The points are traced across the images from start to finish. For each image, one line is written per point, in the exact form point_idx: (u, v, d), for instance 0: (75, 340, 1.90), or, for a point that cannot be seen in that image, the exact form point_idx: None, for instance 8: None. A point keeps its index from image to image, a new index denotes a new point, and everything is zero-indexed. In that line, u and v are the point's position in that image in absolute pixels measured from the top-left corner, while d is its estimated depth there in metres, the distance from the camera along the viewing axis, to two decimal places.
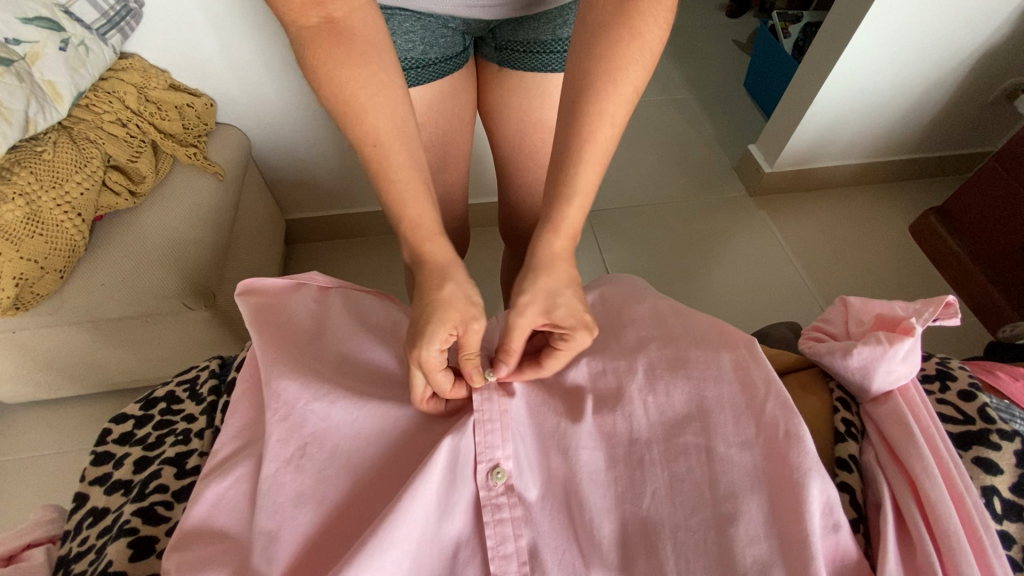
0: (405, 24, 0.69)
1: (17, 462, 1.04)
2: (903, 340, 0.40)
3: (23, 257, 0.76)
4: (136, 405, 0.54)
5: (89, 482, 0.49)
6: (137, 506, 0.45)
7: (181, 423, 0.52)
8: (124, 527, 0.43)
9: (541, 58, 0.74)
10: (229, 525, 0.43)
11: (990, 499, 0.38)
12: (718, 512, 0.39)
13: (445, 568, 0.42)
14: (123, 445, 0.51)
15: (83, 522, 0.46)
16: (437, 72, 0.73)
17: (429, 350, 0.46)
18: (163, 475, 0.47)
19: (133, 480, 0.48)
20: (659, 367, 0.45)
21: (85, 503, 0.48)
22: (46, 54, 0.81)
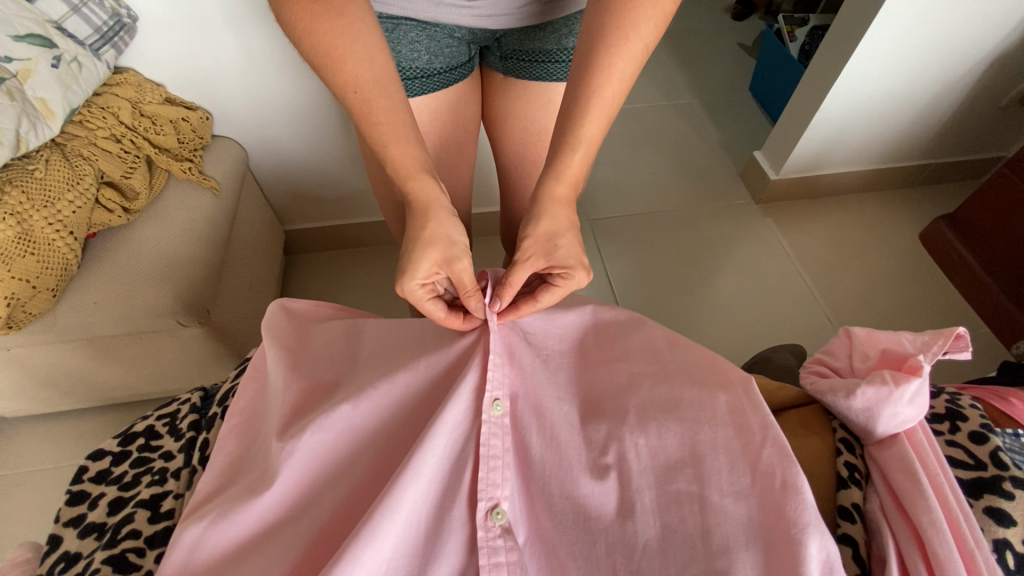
0: (411, 34, 0.65)
1: (17, 476, 1.04)
2: (909, 382, 0.38)
3: (15, 277, 0.76)
4: (114, 441, 0.53)
5: (62, 523, 0.48)
6: (108, 554, 0.43)
7: (158, 461, 0.51)
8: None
9: (548, 68, 0.70)
10: (209, 564, 0.42)
11: (1002, 554, 0.35)
12: (709, 568, 0.36)
13: None
14: (99, 484, 0.50)
15: (55, 567, 0.45)
16: (442, 82, 0.69)
17: (412, 284, 0.50)
18: (136, 519, 0.46)
19: (106, 523, 0.47)
20: (651, 408, 0.44)
21: (58, 545, 0.46)
22: (38, 71, 0.80)
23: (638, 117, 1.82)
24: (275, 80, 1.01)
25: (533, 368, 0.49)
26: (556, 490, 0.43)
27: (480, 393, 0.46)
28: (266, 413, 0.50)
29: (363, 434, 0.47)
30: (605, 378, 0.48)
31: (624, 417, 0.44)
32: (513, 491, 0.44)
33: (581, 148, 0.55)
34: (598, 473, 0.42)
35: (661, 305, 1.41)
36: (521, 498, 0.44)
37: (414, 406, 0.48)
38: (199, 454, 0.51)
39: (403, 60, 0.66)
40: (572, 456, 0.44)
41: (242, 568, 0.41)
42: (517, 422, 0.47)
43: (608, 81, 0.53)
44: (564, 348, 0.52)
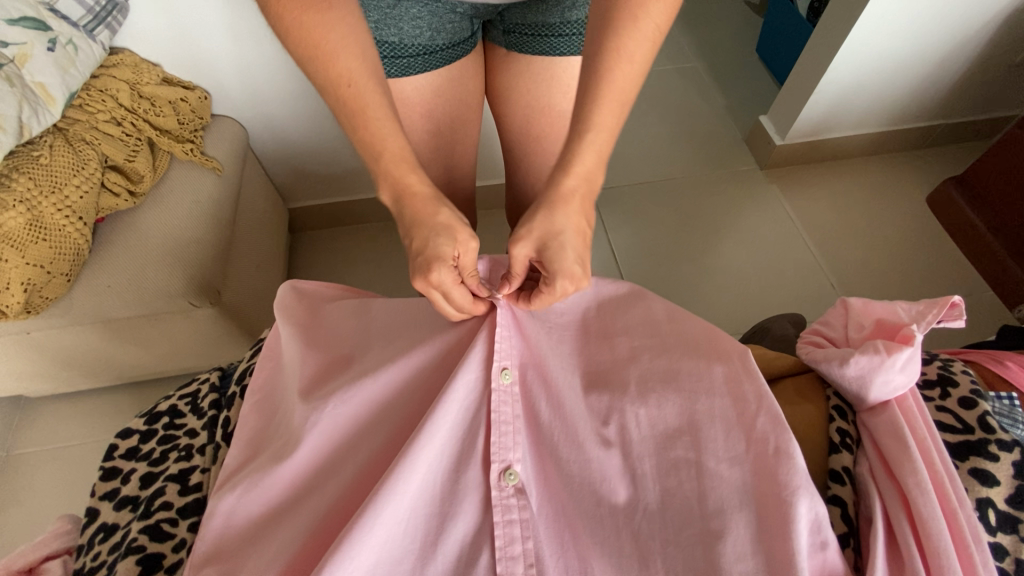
0: (412, 10, 0.63)
1: (47, 452, 1.12)
2: (901, 350, 0.39)
3: (29, 263, 0.78)
4: (139, 420, 0.56)
5: (98, 497, 0.50)
6: (144, 524, 0.46)
7: (183, 438, 0.53)
8: (131, 545, 0.45)
9: (549, 42, 0.69)
10: (243, 526, 0.45)
11: (984, 512, 0.37)
12: (705, 528, 0.39)
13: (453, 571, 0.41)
14: (129, 460, 0.53)
15: (94, 537, 0.47)
16: (444, 58, 0.69)
17: (443, 272, 0.47)
18: (167, 492, 0.49)
19: (140, 496, 0.50)
20: (650, 380, 0.46)
21: (96, 517, 0.49)
22: (34, 55, 0.80)
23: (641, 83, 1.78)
24: (272, 57, 1.00)
25: (539, 342, 0.50)
26: (567, 446, 0.45)
27: (488, 364, 0.48)
28: (283, 389, 0.52)
29: (379, 406, 0.49)
30: (607, 352, 0.50)
31: (626, 387, 0.46)
32: (524, 453, 0.46)
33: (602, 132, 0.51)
34: (602, 442, 0.44)
35: (664, 274, 1.42)
36: (533, 462, 0.46)
37: (426, 380, 0.50)
38: (222, 431, 0.53)
39: (404, 37, 0.65)
40: (577, 424, 0.45)
41: (271, 532, 0.44)
42: (527, 389, 0.48)
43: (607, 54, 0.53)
44: (567, 323, 0.53)
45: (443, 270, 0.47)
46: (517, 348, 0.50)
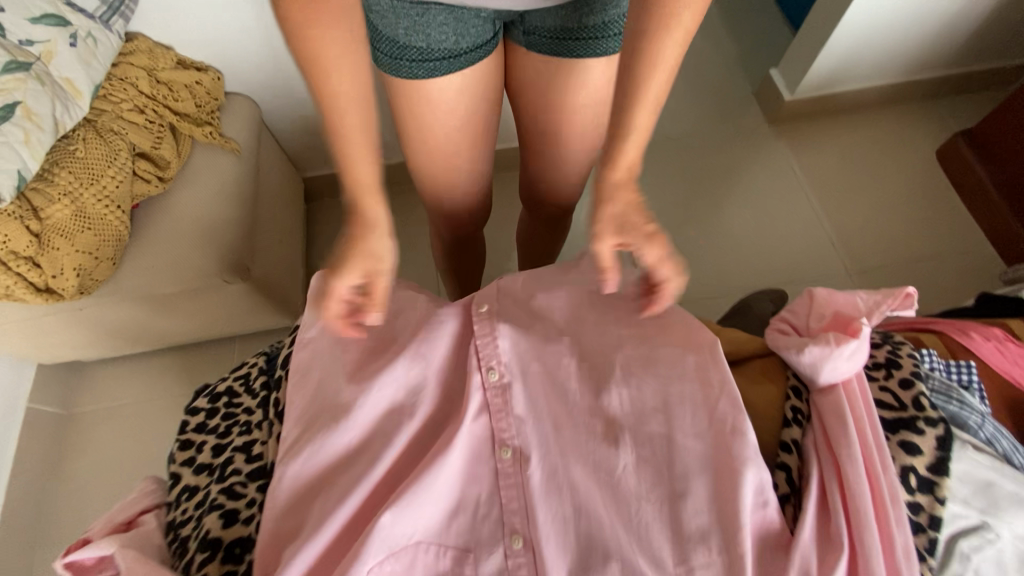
0: (440, 17, 0.62)
1: (110, 409, 1.26)
2: (848, 342, 0.46)
3: (78, 250, 0.85)
4: (204, 400, 0.64)
5: (179, 464, 0.59)
6: (221, 485, 0.55)
7: (242, 415, 0.61)
8: (213, 503, 0.53)
9: (568, 45, 0.69)
10: (295, 489, 0.51)
11: (907, 476, 0.44)
12: (672, 490, 0.47)
13: (468, 521, 0.51)
14: (200, 434, 0.61)
15: (181, 496, 0.57)
16: (469, 61, 0.68)
17: (340, 281, 0.54)
18: (236, 460, 0.57)
19: (213, 463, 0.58)
20: (633, 366, 0.53)
21: (181, 480, 0.58)
22: (58, 52, 0.84)
23: None
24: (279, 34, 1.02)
25: (534, 339, 0.57)
26: (564, 418, 0.53)
27: (479, 368, 0.56)
28: (317, 369, 0.58)
29: (400, 389, 0.55)
30: (592, 342, 0.57)
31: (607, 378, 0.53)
32: (528, 432, 0.53)
33: (634, 138, 0.56)
34: (585, 416, 0.52)
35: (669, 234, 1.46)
36: (540, 434, 0.53)
37: (437, 372, 0.57)
38: (273, 408, 0.60)
39: (432, 43, 0.64)
40: (568, 403, 0.54)
41: (322, 495, 0.51)
42: (523, 376, 0.56)
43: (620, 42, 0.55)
44: (562, 310, 0.61)
45: (341, 284, 0.55)
46: (510, 346, 0.57)
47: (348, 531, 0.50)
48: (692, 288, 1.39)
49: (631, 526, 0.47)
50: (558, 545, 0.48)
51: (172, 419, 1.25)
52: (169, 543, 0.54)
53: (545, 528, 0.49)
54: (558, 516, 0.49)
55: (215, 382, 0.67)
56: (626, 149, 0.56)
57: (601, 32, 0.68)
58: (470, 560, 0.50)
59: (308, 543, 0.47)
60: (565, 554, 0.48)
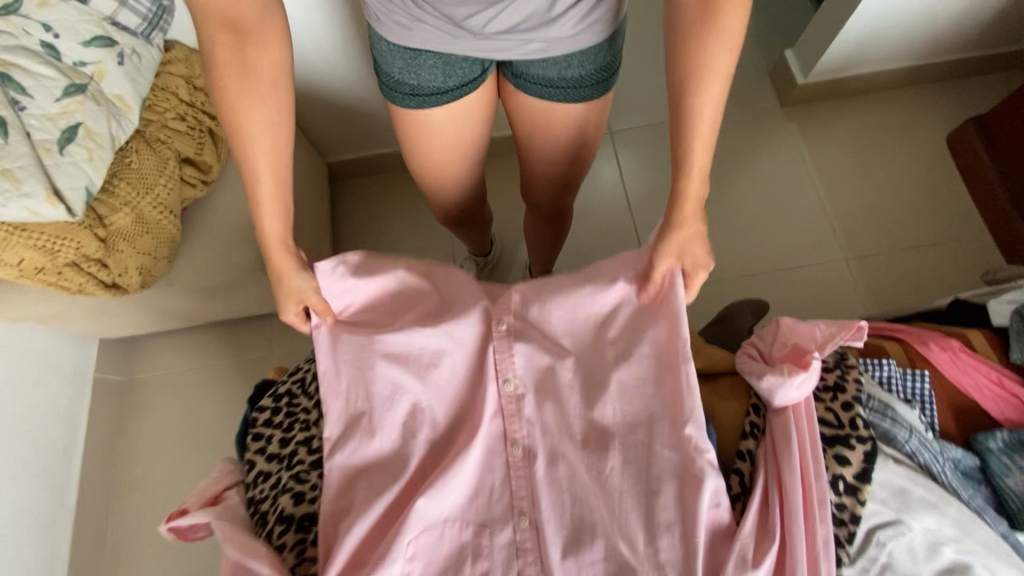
0: (429, 62, 0.72)
1: (164, 377, 1.41)
2: (797, 374, 0.56)
3: (141, 252, 0.97)
4: (269, 398, 0.74)
5: (253, 452, 0.69)
6: (291, 473, 0.66)
7: (302, 414, 0.71)
8: (284, 486, 0.65)
9: (548, 90, 0.76)
10: (344, 478, 0.64)
11: (835, 481, 0.55)
12: (648, 488, 0.59)
13: (485, 503, 0.64)
14: (267, 427, 0.71)
15: (256, 478, 0.68)
16: (458, 95, 0.78)
17: (289, 314, 0.70)
18: (300, 452, 0.68)
19: (281, 453, 0.69)
20: (626, 386, 0.63)
21: (255, 465, 0.69)
22: (109, 71, 0.92)
23: None
24: None
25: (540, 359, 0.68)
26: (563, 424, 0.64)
27: (497, 379, 0.67)
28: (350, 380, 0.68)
29: (428, 394, 0.67)
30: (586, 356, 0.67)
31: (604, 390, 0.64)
32: (534, 434, 0.65)
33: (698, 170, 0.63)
34: (580, 422, 0.64)
35: None
36: (543, 436, 0.65)
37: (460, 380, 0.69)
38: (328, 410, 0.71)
39: (423, 82, 0.75)
40: (567, 410, 0.65)
41: (366, 482, 0.63)
42: (529, 389, 0.67)
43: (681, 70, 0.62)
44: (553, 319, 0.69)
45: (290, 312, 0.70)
46: (523, 361, 0.67)
47: (389, 510, 0.62)
48: None
49: (613, 513, 0.59)
50: (557, 525, 0.61)
51: (217, 388, 1.40)
52: (250, 515, 0.66)
53: (546, 512, 0.61)
54: (558, 503, 0.62)
55: (275, 382, 0.76)
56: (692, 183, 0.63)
57: (578, 83, 0.75)
58: (486, 533, 0.62)
59: (360, 523, 0.60)
60: (558, 532, 0.61)
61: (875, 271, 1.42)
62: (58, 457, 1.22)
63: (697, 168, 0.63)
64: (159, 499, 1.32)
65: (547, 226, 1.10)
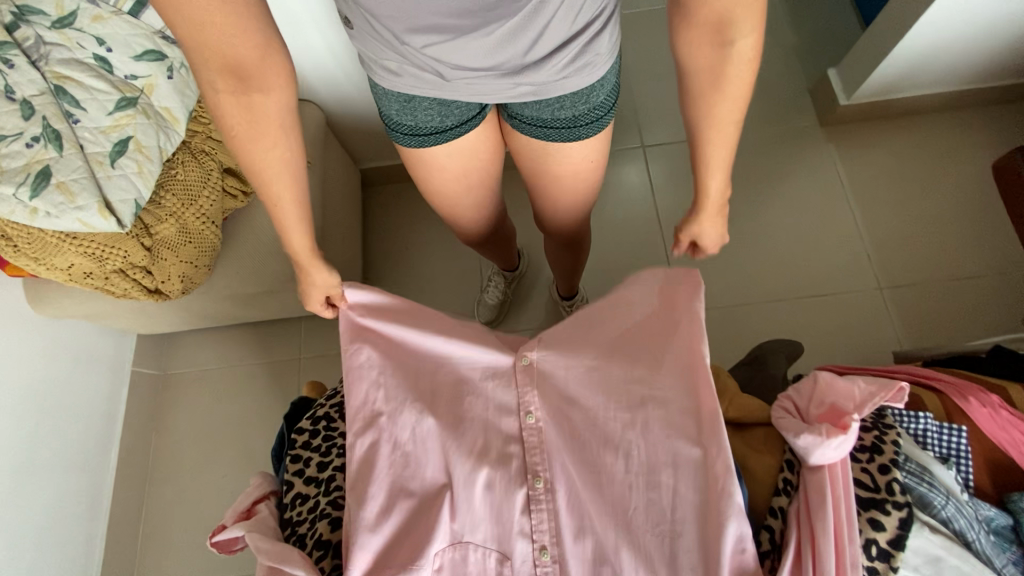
0: (423, 105, 0.71)
1: (196, 372, 1.46)
2: (836, 436, 0.55)
3: (182, 261, 1.00)
4: (307, 420, 0.75)
5: (291, 472, 0.71)
6: (330, 498, 0.67)
7: (340, 438, 0.73)
8: (324, 512, 0.66)
9: (545, 131, 0.75)
10: (354, 496, 0.64)
11: (868, 545, 0.55)
12: (673, 529, 0.58)
13: (501, 535, 0.63)
14: (305, 449, 0.72)
15: (295, 500, 0.69)
16: (456, 133, 0.77)
17: (314, 305, 0.80)
18: (339, 477, 0.69)
19: (319, 476, 0.70)
20: (653, 424, 0.62)
21: (293, 486, 0.70)
22: (158, 84, 0.94)
23: None
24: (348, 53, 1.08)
25: (557, 390, 0.69)
26: (588, 459, 0.64)
27: (520, 411, 0.69)
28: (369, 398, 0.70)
29: (444, 421, 0.68)
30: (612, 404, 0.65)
31: (624, 435, 0.63)
32: (554, 467, 0.65)
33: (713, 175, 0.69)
34: (597, 457, 0.63)
35: None
36: (563, 470, 0.64)
37: (485, 415, 0.69)
38: None
39: (419, 123, 0.75)
40: (589, 445, 0.64)
41: (375, 502, 0.63)
42: (550, 422, 0.67)
43: (700, 104, 0.66)
44: (567, 356, 0.71)
45: (317, 304, 0.80)
46: (546, 395, 0.69)
47: (401, 533, 0.63)
48: (721, 293, 1.45)
49: (636, 552, 0.58)
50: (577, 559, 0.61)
51: (248, 385, 1.44)
52: (286, 535, 0.67)
53: (567, 547, 0.61)
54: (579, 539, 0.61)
55: (314, 403, 0.79)
56: (708, 185, 0.71)
57: (572, 123, 0.73)
58: (507, 565, 0.62)
59: (372, 535, 0.62)
60: (582, 564, 0.60)
61: (909, 302, 1.39)
62: (99, 445, 1.28)
63: (716, 172, 0.69)
64: (191, 490, 1.37)
65: (566, 253, 1.08)
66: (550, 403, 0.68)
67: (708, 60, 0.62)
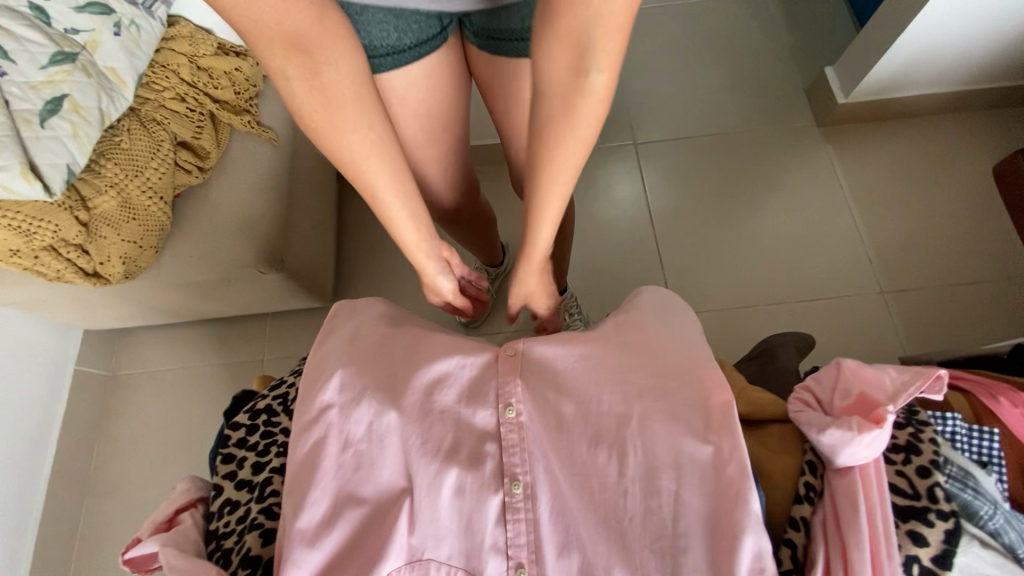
0: (378, 16, 0.66)
1: (148, 373, 1.34)
2: (870, 430, 0.46)
3: (124, 240, 0.88)
4: (244, 414, 0.65)
5: (221, 476, 0.61)
6: (261, 506, 0.56)
7: (281, 436, 0.62)
8: (253, 522, 0.55)
9: (515, 45, 0.69)
10: (293, 506, 0.53)
11: (909, 565, 0.46)
12: (674, 544, 0.48)
13: (469, 552, 0.52)
14: (240, 448, 0.62)
15: (223, 509, 0.58)
16: (415, 56, 0.71)
17: (436, 301, 0.90)
18: (275, 481, 0.58)
19: (253, 480, 0.59)
20: (651, 418, 0.52)
21: (221, 492, 0.59)
22: (103, 41, 0.90)
23: (696, 20, 1.66)
24: None
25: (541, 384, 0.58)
26: (574, 461, 0.53)
27: (498, 405, 0.57)
28: (315, 386, 0.60)
29: (406, 414, 0.56)
30: (607, 396, 0.55)
31: (616, 433, 0.52)
32: (535, 469, 0.54)
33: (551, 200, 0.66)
34: (585, 458, 0.53)
35: (698, 239, 1.43)
36: (546, 473, 0.54)
37: (455, 408, 0.57)
38: None
39: (373, 40, 0.69)
40: (574, 444, 0.53)
41: (319, 513, 0.53)
42: (531, 417, 0.56)
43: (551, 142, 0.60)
44: (562, 344, 0.61)
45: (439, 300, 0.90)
46: (529, 387, 0.58)
47: (350, 550, 0.52)
48: (717, 296, 1.37)
49: (630, 570, 0.48)
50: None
51: (204, 389, 1.32)
52: (209, 552, 0.56)
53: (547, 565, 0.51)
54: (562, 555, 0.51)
55: (255, 396, 0.68)
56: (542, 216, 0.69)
57: None
58: None
59: (309, 551, 0.51)
60: None
61: (912, 308, 1.32)
62: (29, 451, 1.15)
63: (551, 201, 0.66)
64: (133, 505, 1.23)
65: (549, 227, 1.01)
66: (534, 396, 0.57)
67: (566, 84, 0.55)
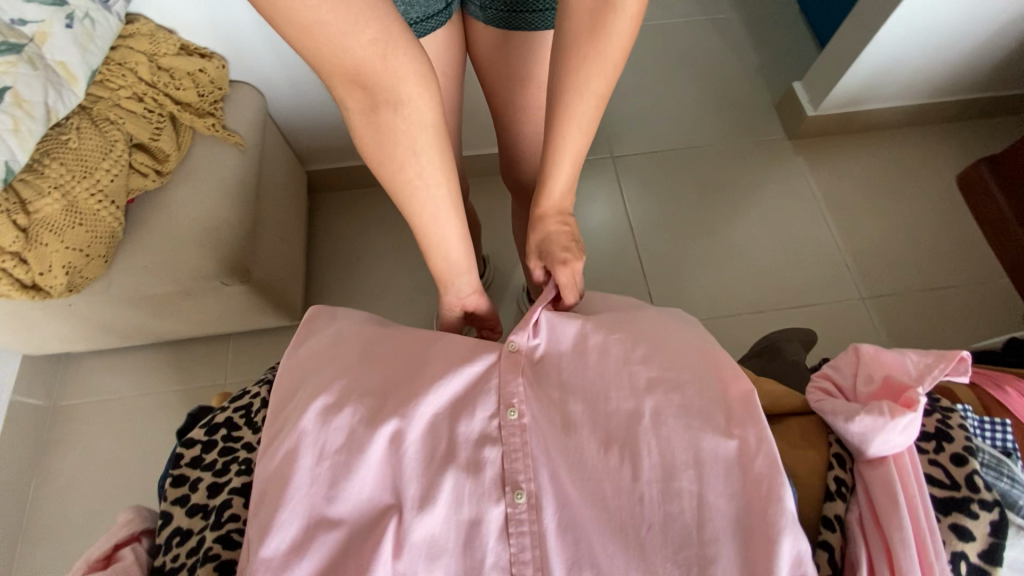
0: None
1: (95, 402, 1.21)
2: (904, 414, 0.42)
3: (68, 247, 0.80)
4: (200, 429, 0.57)
5: (170, 502, 0.52)
6: (216, 533, 0.48)
7: (243, 451, 0.54)
8: (207, 553, 0.47)
9: (524, 18, 0.73)
10: (258, 531, 0.45)
11: (957, 563, 0.42)
12: (701, 552, 0.42)
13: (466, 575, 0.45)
14: (195, 468, 0.54)
15: (170, 540, 0.50)
16: (420, 30, 0.72)
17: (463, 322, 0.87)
18: (234, 504, 0.50)
19: (209, 505, 0.51)
20: (666, 413, 0.47)
21: (169, 521, 0.51)
22: (53, 33, 0.81)
23: (668, 39, 1.71)
24: None
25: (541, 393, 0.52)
26: (582, 464, 0.47)
27: (496, 407, 0.51)
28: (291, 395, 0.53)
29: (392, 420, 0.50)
30: (615, 389, 0.50)
31: (630, 432, 0.47)
32: (539, 476, 0.48)
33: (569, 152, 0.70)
34: (595, 462, 0.47)
35: (680, 249, 1.42)
36: (551, 479, 0.48)
37: (446, 413, 0.51)
38: None
39: None
40: (581, 446, 0.48)
41: (288, 537, 0.45)
42: (534, 419, 0.50)
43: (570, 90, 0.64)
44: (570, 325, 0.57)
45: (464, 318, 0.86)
46: (533, 389, 0.52)
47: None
48: (702, 306, 1.35)
49: None
50: None
51: (158, 418, 1.20)
52: None
53: None
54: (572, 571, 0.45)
55: (214, 409, 0.60)
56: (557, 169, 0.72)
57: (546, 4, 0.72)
58: None
59: None
60: None
61: (893, 313, 1.33)
62: None
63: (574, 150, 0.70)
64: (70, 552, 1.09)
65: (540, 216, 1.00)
66: (541, 398, 0.52)
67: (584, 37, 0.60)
